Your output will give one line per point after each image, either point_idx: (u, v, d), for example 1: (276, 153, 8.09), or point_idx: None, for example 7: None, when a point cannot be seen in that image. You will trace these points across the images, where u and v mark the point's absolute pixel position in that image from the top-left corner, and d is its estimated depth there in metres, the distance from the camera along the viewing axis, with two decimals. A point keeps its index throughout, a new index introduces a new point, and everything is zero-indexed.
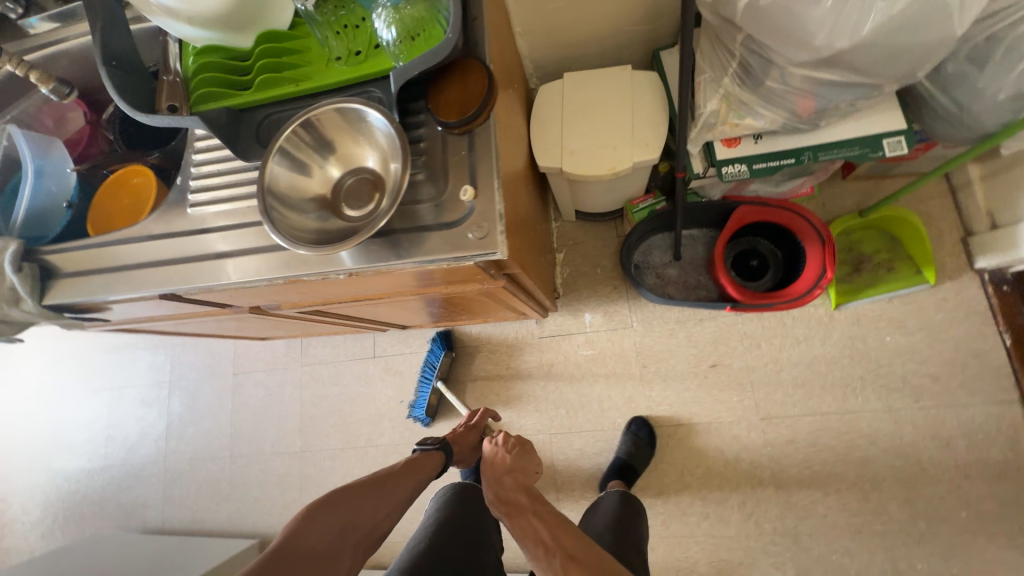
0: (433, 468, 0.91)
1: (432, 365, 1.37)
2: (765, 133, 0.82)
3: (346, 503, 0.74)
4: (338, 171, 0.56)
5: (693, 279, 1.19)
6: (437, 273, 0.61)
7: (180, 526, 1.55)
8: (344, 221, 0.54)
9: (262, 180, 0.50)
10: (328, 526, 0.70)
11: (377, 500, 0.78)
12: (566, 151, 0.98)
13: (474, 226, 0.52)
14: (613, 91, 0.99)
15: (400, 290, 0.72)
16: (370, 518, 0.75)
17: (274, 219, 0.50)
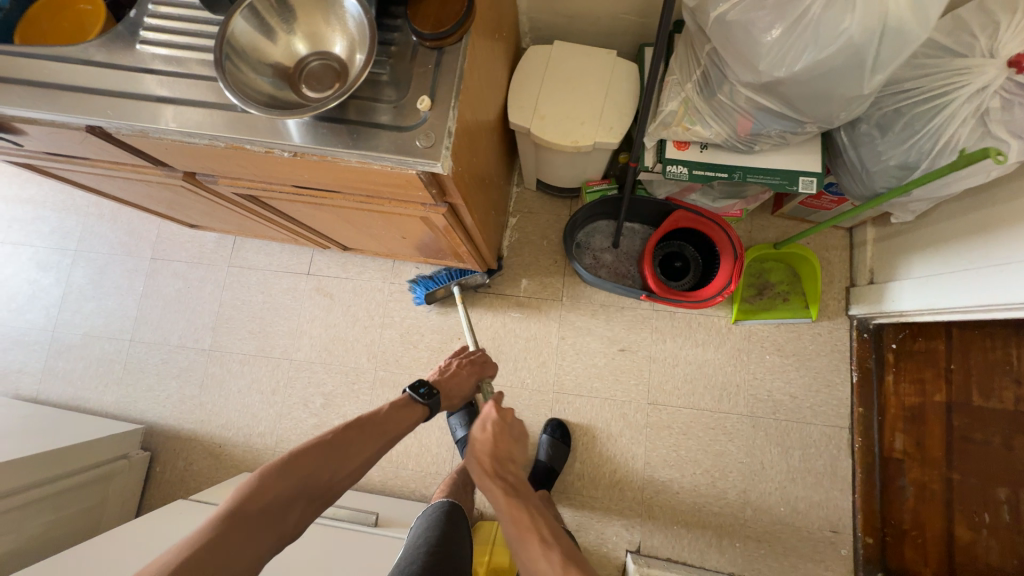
0: (407, 423, 0.86)
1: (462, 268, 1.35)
2: (710, 145, 0.91)
3: (308, 465, 0.72)
4: (305, 48, 0.56)
5: (624, 268, 1.29)
6: (381, 179, 0.63)
7: (60, 400, 1.46)
8: (298, 97, 0.55)
9: (221, 27, 0.51)
10: (282, 486, 0.68)
11: (340, 458, 0.75)
12: (537, 115, 1.02)
13: (423, 134, 0.56)
14: (594, 69, 1.04)
15: (343, 193, 0.74)
16: (325, 479, 0.73)
17: (225, 69, 0.51)
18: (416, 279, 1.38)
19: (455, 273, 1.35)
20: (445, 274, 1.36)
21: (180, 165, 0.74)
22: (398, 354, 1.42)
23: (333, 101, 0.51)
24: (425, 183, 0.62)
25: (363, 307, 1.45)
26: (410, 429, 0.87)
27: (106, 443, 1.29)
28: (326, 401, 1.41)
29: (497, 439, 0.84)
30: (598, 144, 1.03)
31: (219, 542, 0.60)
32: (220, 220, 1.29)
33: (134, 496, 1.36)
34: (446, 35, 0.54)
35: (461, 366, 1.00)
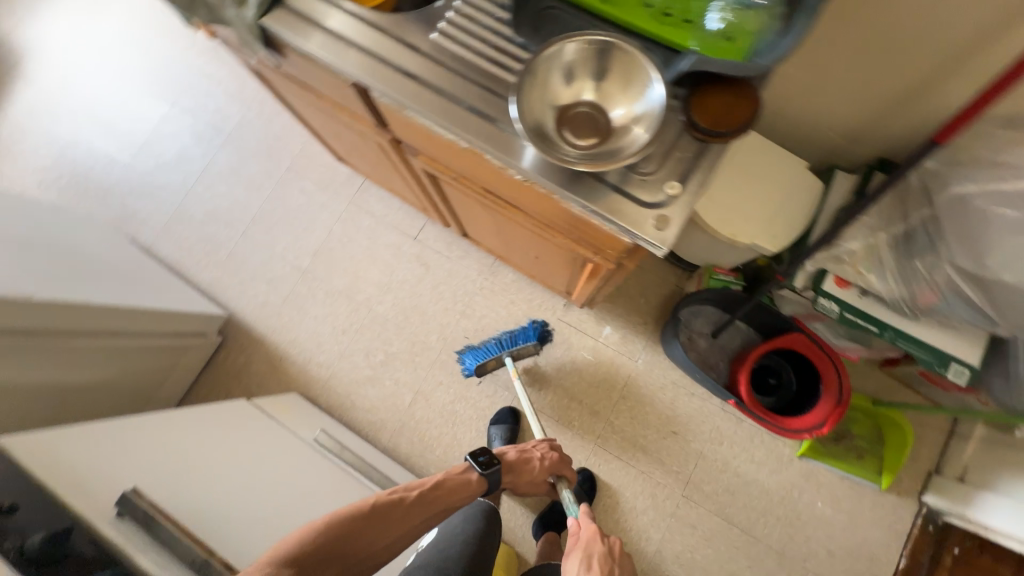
0: (456, 497, 0.90)
1: (518, 344, 1.33)
2: (872, 295, 0.89)
3: (353, 530, 0.75)
4: (587, 96, 0.60)
5: (714, 360, 1.27)
6: (583, 225, 0.67)
7: (166, 259, 1.60)
8: (556, 131, 0.59)
9: (542, 51, 0.55)
10: (328, 546, 0.72)
11: (384, 527, 0.79)
12: None
13: (658, 216, 0.57)
14: (774, 172, 1.03)
15: (526, 214, 0.78)
16: (362, 546, 0.76)
17: (523, 84, 0.55)
18: (465, 350, 1.35)
19: (506, 346, 1.32)
20: (494, 343, 1.33)
21: (399, 132, 0.79)
22: (466, 346, 1.46)
23: (601, 163, 0.54)
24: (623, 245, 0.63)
25: (451, 290, 1.50)
26: (456, 503, 0.89)
27: (195, 318, 1.39)
28: (386, 360, 1.47)
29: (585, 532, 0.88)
30: (754, 245, 1.02)
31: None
32: (366, 166, 1.36)
33: (195, 370, 1.47)
34: (719, 133, 0.56)
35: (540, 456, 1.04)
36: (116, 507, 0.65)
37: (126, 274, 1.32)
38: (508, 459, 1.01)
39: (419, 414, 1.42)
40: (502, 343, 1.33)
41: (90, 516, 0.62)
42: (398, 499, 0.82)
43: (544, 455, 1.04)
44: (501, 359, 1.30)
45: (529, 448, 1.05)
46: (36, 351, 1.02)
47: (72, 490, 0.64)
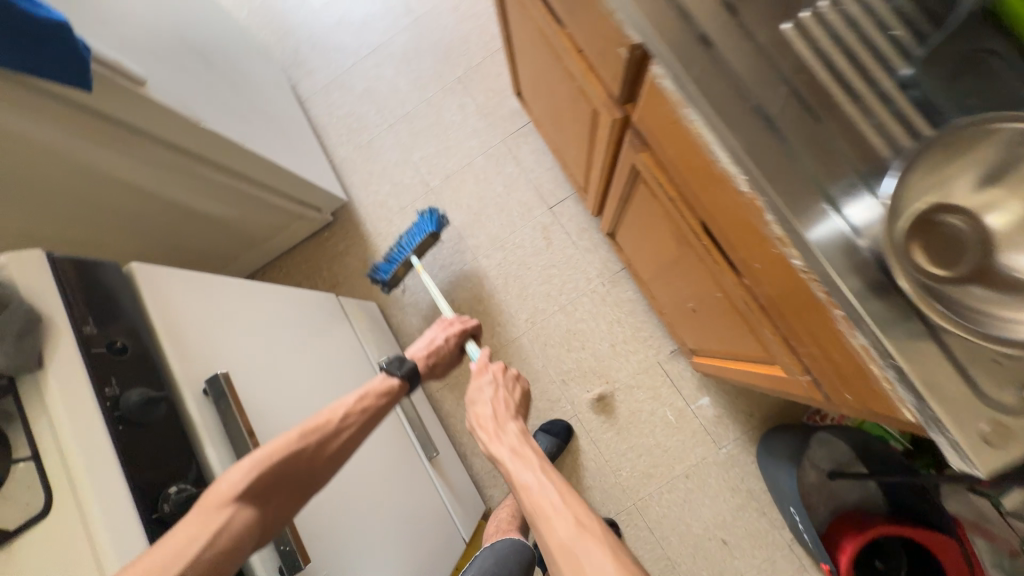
0: (386, 403, 0.78)
1: (412, 237, 1.26)
2: None
3: (274, 466, 0.59)
4: (995, 221, 0.44)
5: (816, 501, 1.07)
6: (836, 355, 0.48)
7: (313, 120, 1.58)
8: (925, 219, 0.45)
9: (1003, 122, 0.41)
10: (248, 492, 0.55)
11: (308, 454, 0.63)
12: None
13: (1001, 426, 0.37)
14: None
15: (744, 285, 0.61)
16: (291, 472, 0.60)
17: (943, 139, 0.42)
18: (376, 265, 1.27)
19: (411, 245, 1.25)
20: (403, 250, 1.26)
21: (640, 120, 0.63)
22: (551, 341, 1.35)
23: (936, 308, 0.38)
24: (881, 410, 0.46)
25: (561, 278, 1.37)
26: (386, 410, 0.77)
27: (318, 192, 1.38)
28: (468, 314, 1.40)
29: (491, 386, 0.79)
30: None
31: (219, 549, 0.51)
32: (542, 116, 1.20)
33: (298, 238, 1.48)
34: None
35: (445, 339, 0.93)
36: (206, 385, 0.62)
37: (278, 122, 1.30)
38: (420, 362, 0.87)
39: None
40: (405, 244, 1.27)
41: (183, 386, 0.60)
42: (323, 423, 0.67)
43: (450, 337, 0.93)
44: (408, 261, 1.23)
45: (431, 335, 0.93)
46: (178, 171, 1.03)
47: (174, 348, 0.61)
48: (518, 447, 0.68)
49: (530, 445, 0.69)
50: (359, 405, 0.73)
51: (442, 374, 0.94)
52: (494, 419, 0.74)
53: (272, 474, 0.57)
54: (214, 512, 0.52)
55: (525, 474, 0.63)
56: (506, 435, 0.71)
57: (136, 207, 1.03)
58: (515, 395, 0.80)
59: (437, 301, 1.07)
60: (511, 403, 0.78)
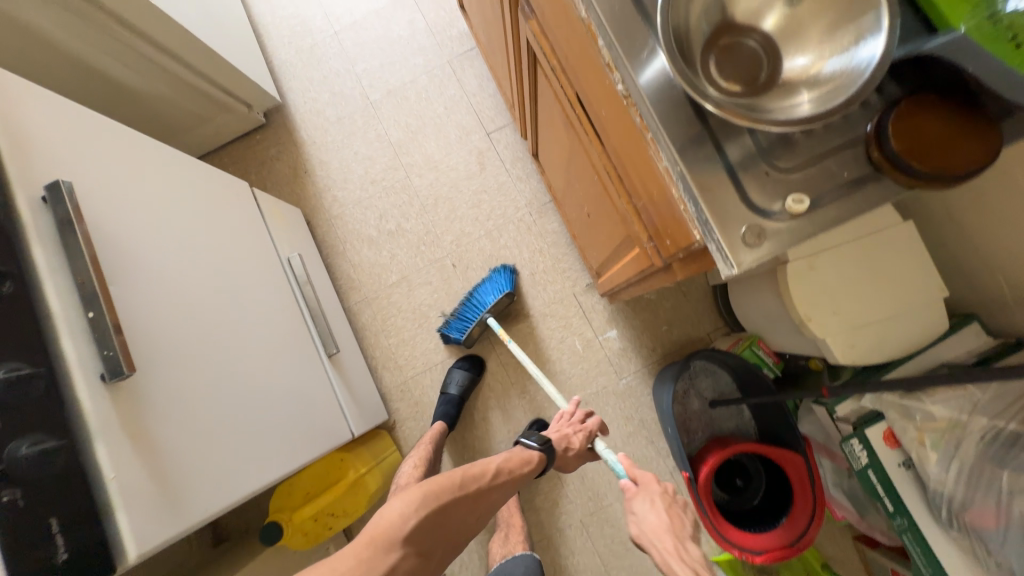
0: (527, 474, 0.91)
1: (485, 295, 1.25)
2: (914, 471, 0.73)
3: (442, 513, 0.77)
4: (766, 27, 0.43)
5: (694, 427, 1.13)
6: (655, 195, 0.50)
7: (256, 16, 1.50)
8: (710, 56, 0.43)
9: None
10: (417, 523, 0.73)
11: (468, 504, 0.81)
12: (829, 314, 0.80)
13: (757, 227, 0.40)
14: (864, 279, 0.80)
15: (602, 151, 0.62)
16: (454, 523, 0.79)
17: None
18: (444, 326, 1.28)
19: (484, 305, 1.24)
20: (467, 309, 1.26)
21: None
22: (473, 266, 1.35)
23: (745, 118, 0.39)
24: (687, 246, 0.49)
25: (491, 204, 1.37)
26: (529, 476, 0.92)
27: (247, 85, 1.32)
28: (394, 232, 1.39)
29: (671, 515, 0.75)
30: (823, 344, 0.84)
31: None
32: (480, 28, 1.18)
33: (228, 136, 1.43)
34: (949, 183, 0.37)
35: (574, 437, 1.00)
36: (46, 192, 0.59)
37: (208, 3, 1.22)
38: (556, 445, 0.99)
39: (395, 299, 1.36)
40: (471, 307, 1.26)
41: (14, 182, 0.56)
42: (479, 472, 0.85)
43: (579, 432, 1.01)
44: (482, 321, 1.22)
45: (558, 426, 1.05)
46: (91, 25, 0.95)
47: (12, 149, 0.58)
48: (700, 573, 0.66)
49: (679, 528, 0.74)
50: (503, 472, 0.88)
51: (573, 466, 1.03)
52: (660, 526, 0.74)
53: (428, 521, 0.75)
54: (382, 553, 0.68)
55: (664, 540, 0.72)
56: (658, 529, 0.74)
57: (41, 60, 0.95)
58: (687, 521, 0.76)
59: (540, 379, 1.06)
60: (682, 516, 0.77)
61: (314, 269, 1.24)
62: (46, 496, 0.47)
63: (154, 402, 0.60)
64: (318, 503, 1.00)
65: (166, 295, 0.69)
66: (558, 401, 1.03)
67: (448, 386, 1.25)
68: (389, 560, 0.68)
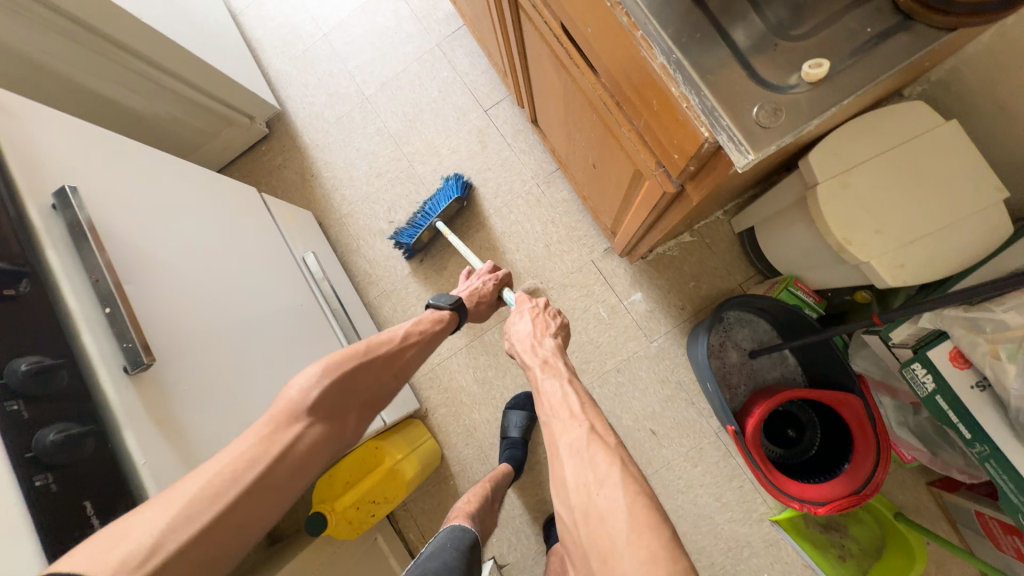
0: (441, 332, 0.84)
1: (437, 203, 1.27)
2: (992, 392, 0.65)
3: (358, 374, 0.69)
4: None
5: (737, 380, 1.06)
6: (658, 106, 0.46)
7: (247, 33, 1.53)
8: None
9: None
10: (329, 392, 0.64)
11: (379, 367, 0.72)
12: (869, 231, 0.74)
13: (769, 105, 0.36)
14: (900, 194, 0.74)
15: (599, 81, 0.58)
16: (365, 382, 0.70)
17: None
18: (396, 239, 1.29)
19: (435, 211, 1.26)
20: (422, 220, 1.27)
21: None
22: (486, 245, 1.33)
23: None
24: (696, 152, 0.44)
25: (496, 181, 1.34)
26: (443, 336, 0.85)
27: (247, 95, 1.33)
28: (404, 222, 1.38)
29: (541, 327, 0.79)
30: (865, 269, 0.77)
31: (291, 458, 0.58)
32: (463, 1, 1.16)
33: (235, 151, 1.45)
34: (990, 16, 0.33)
35: (486, 283, 0.93)
36: (55, 200, 0.60)
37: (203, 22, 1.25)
38: (465, 301, 0.90)
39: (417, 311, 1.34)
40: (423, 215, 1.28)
41: (27, 196, 0.58)
42: (388, 338, 0.75)
43: (487, 280, 0.94)
44: (432, 226, 1.25)
45: (469, 281, 0.96)
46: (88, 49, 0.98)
47: (19, 164, 0.60)
48: (549, 360, 0.73)
49: (574, 396, 0.65)
50: (415, 332, 0.80)
51: (485, 318, 0.96)
52: (528, 337, 0.78)
53: (339, 387, 0.66)
54: (283, 428, 0.59)
55: (549, 382, 0.68)
56: (536, 338, 0.77)
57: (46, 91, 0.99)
58: (555, 325, 0.81)
59: (467, 257, 1.11)
60: (550, 323, 0.81)
61: (330, 266, 1.25)
62: (76, 484, 0.47)
63: (176, 391, 0.60)
64: (358, 489, 1.00)
65: (172, 293, 0.69)
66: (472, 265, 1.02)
67: (509, 428, 1.20)
68: (291, 434, 0.60)
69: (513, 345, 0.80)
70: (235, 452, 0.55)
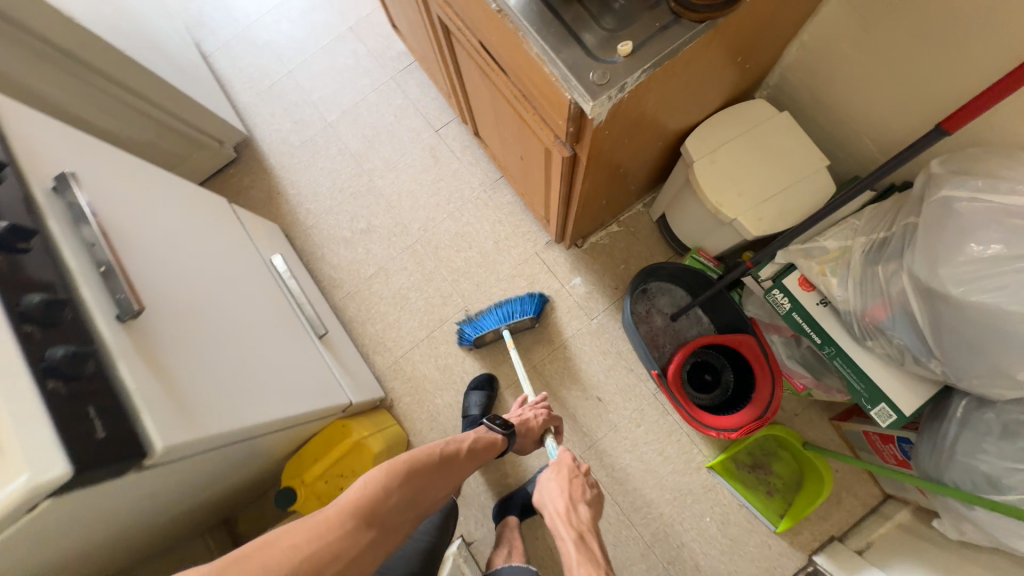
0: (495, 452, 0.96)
1: (512, 312, 1.33)
2: (829, 304, 0.84)
3: (424, 484, 0.79)
4: None
5: (663, 341, 1.23)
6: (541, 85, 0.64)
7: (217, 70, 1.69)
8: None
9: None
10: (398, 496, 0.73)
11: (440, 479, 0.82)
12: (733, 193, 0.95)
13: (601, 71, 0.55)
14: (753, 163, 0.96)
15: (507, 79, 0.77)
16: (426, 495, 0.79)
17: None
18: (461, 330, 1.35)
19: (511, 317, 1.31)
20: (491, 319, 1.33)
21: None
22: (442, 245, 1.48)
23: None
24: (568, 114, 0.62)
25: (448, 189, 1.52)
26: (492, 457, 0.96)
27: (217, 122, 1.46)
28: (366, 229, 1.52)
29: (574, 489, 0.89)
30: (737, 225, 0.97)
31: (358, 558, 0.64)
32: (412, 39, 1.38)
33: (204, 173, 1.56)
34: (720, 11, 0.54)
35: (534, 415, 1.07)
36: (55, 183, 0.71)
37: (177, 58, 1.39)
38: (515, 424, 1.03)
39: (380, 308, 1.45)
40: (493, 316, 1.33)
41: (31, 177, 0.69)
42: (450, 449, 0.87)
43: (539, 412, 1.08)
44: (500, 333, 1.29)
45: (523, 409, 1.09)
46: (72, 76, 1.10)
47: (25, 152, 0.70)
48: (583, 533, 0.80)
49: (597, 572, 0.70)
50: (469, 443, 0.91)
51: (529, 445, 1.10)
52: (564, 499, 0.86)
53: (407, 494, 0.75)
54: (358, 531, 0.66)
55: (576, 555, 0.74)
56: (576, 513, 0.84)
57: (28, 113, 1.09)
58: (588, 492, 0.90)
59: (517, 366, 1.19)
60: (584, 492, 0.90)
61: (296, 268, 1.36)
62: (81, 392, 0.54)
63: (160, 337, 0.70)
64: (325, 461, 1.06)
65: (155, 267, 0.79)
66: (524, 383, 1.15)
67: (470, 408, 1.30)
68: (364, 538, 0.66)
69: (546, 503, 0.89)
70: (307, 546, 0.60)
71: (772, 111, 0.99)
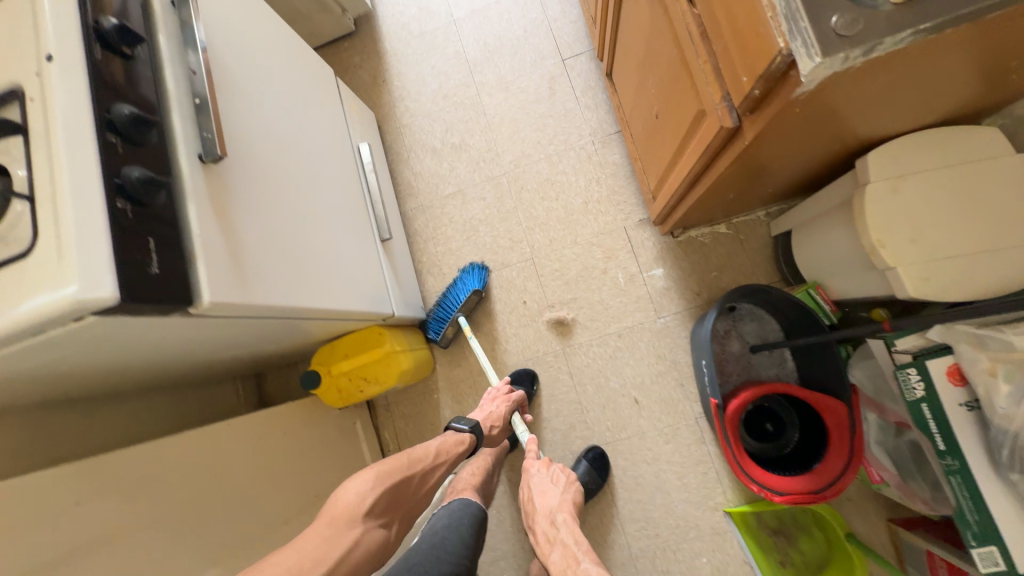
0: (467, 449, 0.94)
1: (459, 295, 1.26)
2: (978, 410, 0.67)
3: (400, 485, 0.80)
4: None
5: (731, 369, 1.09)
6: (744, 22, 0.48)
7: None
8: None
9: None
10: (377, 499, 0.75)
11: (416, 481, 0.84)
12: (905, 237, 0.75)
13: (851, 16, 0.39)
14: (948, 208, 0.75)
15: (690, 8, 0.61)
16: (405, 496, 0.81)
17: None
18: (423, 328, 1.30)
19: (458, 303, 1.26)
20: (444, 310, 1.28)
21: None
22: (528, 187, 1.36)
23: None
24: (766, 70, 0.46)
25: (555, 129, 1.37)
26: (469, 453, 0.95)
27: None
28: (457, 146, 1.43)
29: None
30: (890, 276, 0.78)
31: (352, 563, 0.67)
32: None
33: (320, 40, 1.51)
34: None
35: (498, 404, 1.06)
36: None
37: None
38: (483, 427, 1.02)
39: (447, 232, 1.39)
40: (446, 310, 1.28)
41: None
42: (422, 454, 0.87)
43: (502, 403, 1.07)
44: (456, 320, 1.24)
45: (484, 407, 1.07)
46: None
47: None
48: None
49: None
50: (444, 450, 0.90)
51: (497, 439, 1.08)
52: None
53: (387, 495, 0.77)
54: (343, 531, 0.69)
55: None
56: None
57: None
58: None
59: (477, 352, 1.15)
60: None
61: (379, 164, 1.31)
62: (144, 219, 0.52)
63: (234, 189, 0.67)
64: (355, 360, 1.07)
65: (248, 117, 0.75)
66: (488, 371, 1.13)
67: None
68: (349, 537, 0.69)
69: None
70: (305, 552, 0.64)
71: (1004, 147, 0.75)
